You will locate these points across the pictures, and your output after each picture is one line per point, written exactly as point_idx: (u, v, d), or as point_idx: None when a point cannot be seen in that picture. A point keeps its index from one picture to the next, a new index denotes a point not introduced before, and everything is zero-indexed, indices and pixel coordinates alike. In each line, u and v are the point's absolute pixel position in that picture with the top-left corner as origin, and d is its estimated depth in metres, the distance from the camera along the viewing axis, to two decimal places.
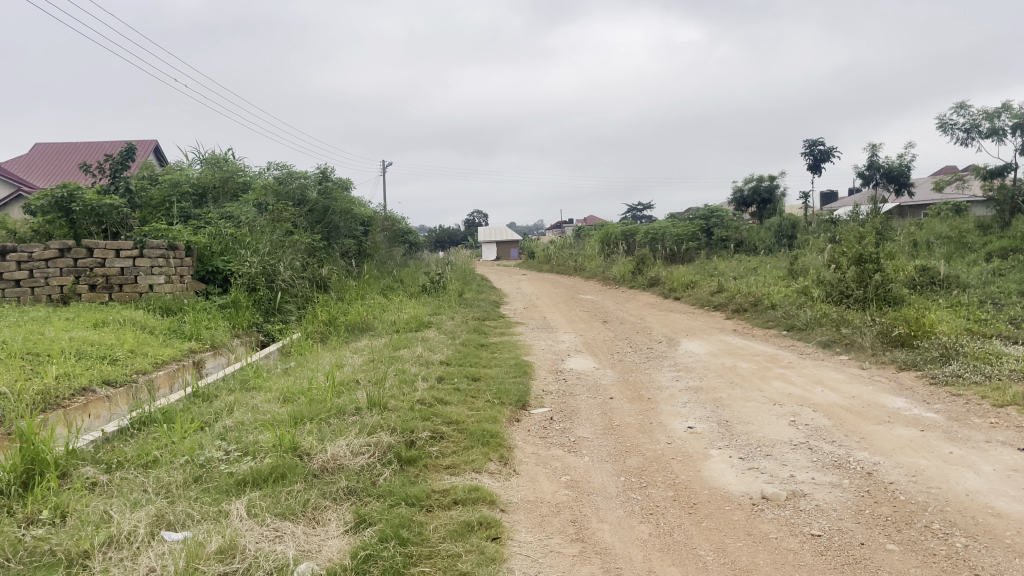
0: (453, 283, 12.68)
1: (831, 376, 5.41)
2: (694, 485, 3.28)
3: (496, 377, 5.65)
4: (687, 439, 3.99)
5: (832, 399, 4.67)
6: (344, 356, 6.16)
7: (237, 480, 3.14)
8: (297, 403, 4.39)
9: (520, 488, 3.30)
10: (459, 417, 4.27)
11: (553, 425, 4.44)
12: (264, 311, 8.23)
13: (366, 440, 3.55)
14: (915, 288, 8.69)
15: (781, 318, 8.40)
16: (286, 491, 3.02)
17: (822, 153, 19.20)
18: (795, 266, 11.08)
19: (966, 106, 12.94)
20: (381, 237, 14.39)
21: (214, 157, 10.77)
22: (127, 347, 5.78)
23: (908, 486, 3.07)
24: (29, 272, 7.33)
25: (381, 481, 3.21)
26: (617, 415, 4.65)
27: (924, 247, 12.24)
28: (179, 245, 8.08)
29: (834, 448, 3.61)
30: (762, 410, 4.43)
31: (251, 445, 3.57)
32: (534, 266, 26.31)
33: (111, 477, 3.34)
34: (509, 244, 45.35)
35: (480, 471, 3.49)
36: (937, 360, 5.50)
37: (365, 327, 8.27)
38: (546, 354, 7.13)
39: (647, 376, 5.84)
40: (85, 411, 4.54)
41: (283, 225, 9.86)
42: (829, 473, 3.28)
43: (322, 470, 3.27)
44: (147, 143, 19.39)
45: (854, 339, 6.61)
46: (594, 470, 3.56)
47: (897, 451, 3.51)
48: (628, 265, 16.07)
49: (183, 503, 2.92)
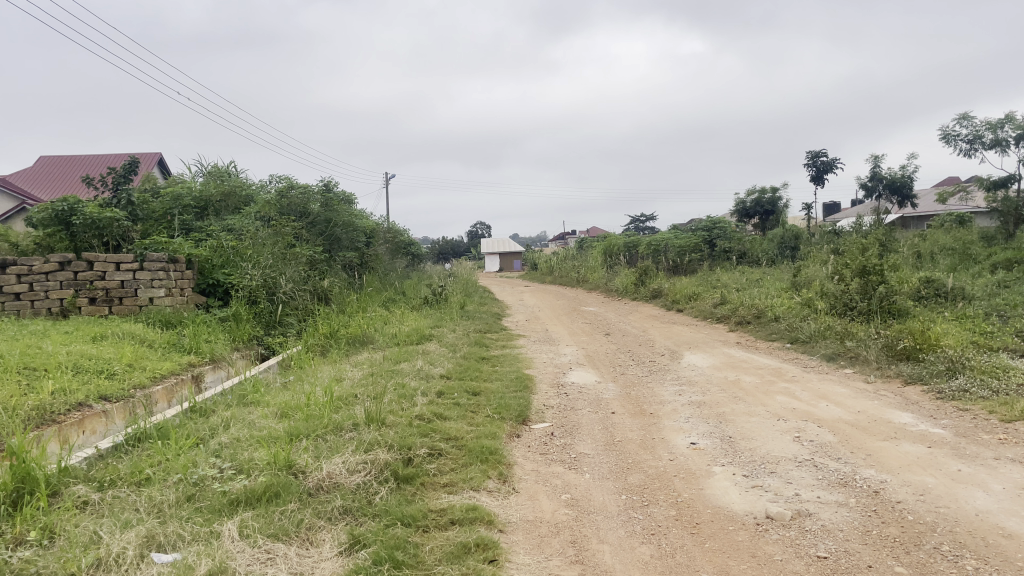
0: (454, 295, 12.63)
1: (836, 391, 5.33)
2: (696, 504, 3.21)
3: (496, 391, 5.59)
4: (690, 455, 3.92)
5: (837, 414, 4.60)
6: (343, 370, 6.10)
7: (231, 499, 3.08)
8: (294, 419, 4.33)
9: (519, 507, 3.23)
10: (458, 433, 4.21)
11: (553, 441, 4.38)
12: (264, 325, 8.19)
13: (363, 458, 3.48)
14: (920, 300, 8.62)
15: (785, 330, 8.34)
16: (280, 510, 2.96)
17: (824, 165, 19.19)
18: (798, 279, 11.02)
19: (969, 117, 12.91)
20: (383, 249, 14.35)
21: (216, 170, 10.78)
22: (125, 361, 5.73)
23: (917, 505, 3.00)
24: (29, 285, 7.30)
25: (377, 500, 3.14)
26: (618, 430, 4.58)
27: (928, 259, 12.18)
28: (179, 258, 8.04)
29: (839, 466, 3.54)
30: (765, 426, 4.36)
31: (245, 462, 3.51)
32: (537, 277, 26.25)
33: (102, 495, 3.29)
34: (512, 256, 45.31)
35: (478, 489, 3.42)
36: (944, 373, 5.43)
37: (366, 340, 8.22)
38: (547, 368, 7.07)
39: (649, 391, 5.76)
40: (81, 427, 4.49)
41: (284, 237, 9.82)
42: (834, 492, 3.21)
43: (317, 489, 3.21)
44: (150, 156, 19.46)
45: (858, 352, 6.53)
46: (595, 488, 3.50)
47: (904, 468, 3.44)
48: (631, 277, 16.02)
49: (174, 523, 2.85)
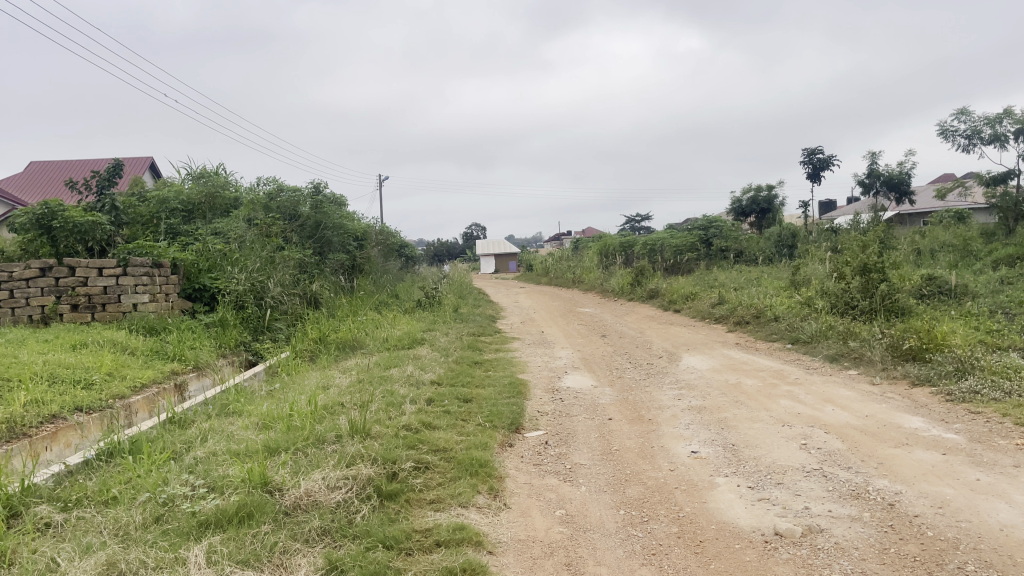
0: (448, 297, 12.42)
1: (842, 394, 5.14)
2: (699, 519, 3.01)
3: (489, 397, 5.38)
4: (692, 465, 3.72)
5: (844, 419, 4.40)
6: (331, 377, 5.90)
7: (200, 521, 2.86)
8: (274, 431, 4.12)
9: (511, 525, 3.02)
10: (448, 443, 4.00)
11: (548, 450, 4.18)
12: (252, 330, 7.97)
13: (344, 473, 3.27)
14: (923, 297, 8.43)
15: (785, 330, 8.14)
16: (251, 533, 2.74)
17: (821, 162, 19.04)
18: (797, 277, 10.84)
19: (968, 112, 12.76)
20: (376, 253, 14.14)
21: (203, 173, 10.55)
22: (104, 370, 5.50)
23: (936, 520, 2.80)
24: (10, 292, 7.00)
25: (358, 520, 2.93)
26: (616, 438, 4.37)
27: (928, 256, 12.00)
28: (164, 262, 7.84)
29: (850, 476, 3.33)
30: (770, 433, 4.16)
31: (219, 479, 3.29)
32: (533, 278, 26.02)
33: (66, 516, 3.08)
34: (508, 257, 45.07)
35: (467, 506, 3.21)
36: (953, 374, 5.24)
37: (356, 344, 8.03)
38: (542, 372, 6.85)
39: (647, 395, 5.56)
40: (53, 440, 4.28)
41: (273, 241, 9.61)
42: (847, 505, 3.01)
43: (294, 507, 2.99)
44: (141, 161, 19.30)
45: (863, 353, 6.34)
46: (591, 503, 3.29)
47: (920, 478, 3.25)
48: (627, 277, 15.85)
49: (138, 548, 2.63)
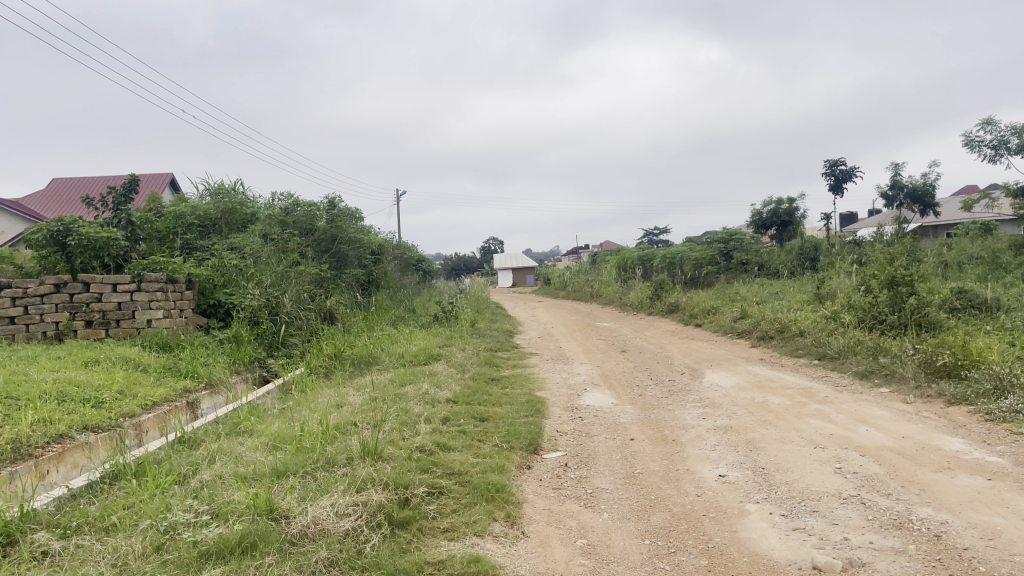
0: (465, 312, 12.27)
1: (875, 413, 4.92)
2: (731, 550, 2.82)
3: (506, 416, 5.21)
4: (719, 490, 3.53)
5: (879, 440, 4.18)
6: (345, 395, 5.76)
7: (202, 552, 2.71)
8: (285, 452, 3.97)
9: (529, 556, 2.85)
10: (463, 467, 3.83)
11: (567, 473, 4.00)
12: (267, 345, 7.84)
13: (354, 499, 3.11)
14: (955, 311, 8.16)
15: (811, 346, 7.92)
16: (254, 566, 2.58)
17: (843, 173, 18.73)
18: (821, 290, 10.59)
19: (994, 122, 12.49)
20: (393, 267, 14.04)
21: (221, 188, 10.51)
22: (115, 388, 5.39)
23: (988, 553, 2.59)
24: (24, 308, 6.98)
25: (367, 550, 2.77)
26: (639, 460, 4.19)
27: (955, 269, 11.71)
28: (179, 278, 7.75)
29: (891, 503, 3.13)
30: (801, 455, 3.96)
31: (223, 506, 3.15)
32: (551, 291, 25.86)
33: (65, 543, 2.95)
34: (526, 270, 44.89)
35: (482, 534, 3.04)
36: (991, 393, 5.00)
37: (372, 360, 7.91)
38: (561, 389, 6.65)
39: (670, 414, 5.37)
40: (60, 461, 4.17)
41: (289, 256, 9.54)
42: (889, 536, 2.81)
43: (301, 536, 2.84)
44: (162, 179, 19.39)
45: (894, 369, 6.10)
46: (613, 531, 3.11)
47: (967, 506, 3.03)
48: (647, 291, 15.65)
49: None
